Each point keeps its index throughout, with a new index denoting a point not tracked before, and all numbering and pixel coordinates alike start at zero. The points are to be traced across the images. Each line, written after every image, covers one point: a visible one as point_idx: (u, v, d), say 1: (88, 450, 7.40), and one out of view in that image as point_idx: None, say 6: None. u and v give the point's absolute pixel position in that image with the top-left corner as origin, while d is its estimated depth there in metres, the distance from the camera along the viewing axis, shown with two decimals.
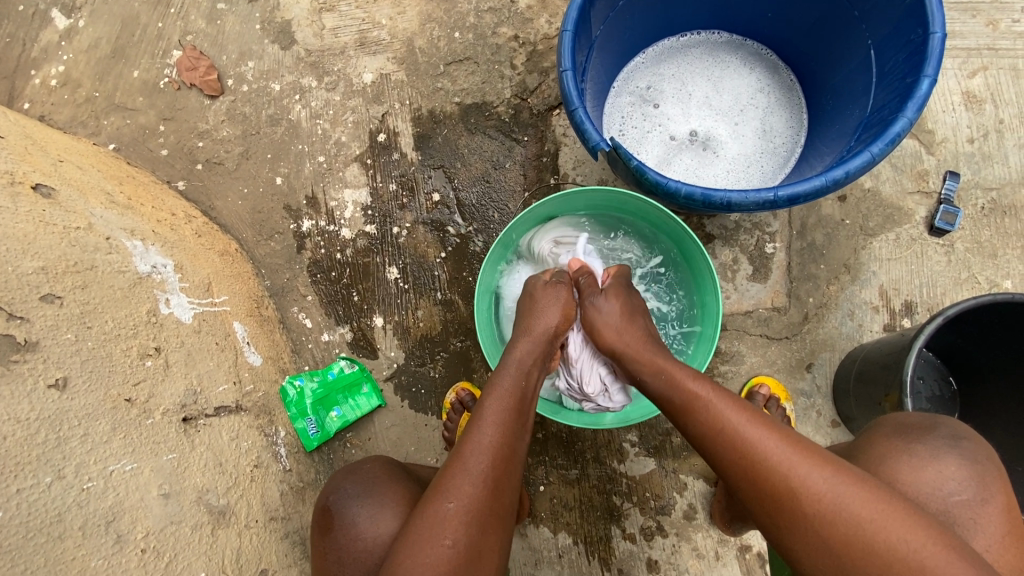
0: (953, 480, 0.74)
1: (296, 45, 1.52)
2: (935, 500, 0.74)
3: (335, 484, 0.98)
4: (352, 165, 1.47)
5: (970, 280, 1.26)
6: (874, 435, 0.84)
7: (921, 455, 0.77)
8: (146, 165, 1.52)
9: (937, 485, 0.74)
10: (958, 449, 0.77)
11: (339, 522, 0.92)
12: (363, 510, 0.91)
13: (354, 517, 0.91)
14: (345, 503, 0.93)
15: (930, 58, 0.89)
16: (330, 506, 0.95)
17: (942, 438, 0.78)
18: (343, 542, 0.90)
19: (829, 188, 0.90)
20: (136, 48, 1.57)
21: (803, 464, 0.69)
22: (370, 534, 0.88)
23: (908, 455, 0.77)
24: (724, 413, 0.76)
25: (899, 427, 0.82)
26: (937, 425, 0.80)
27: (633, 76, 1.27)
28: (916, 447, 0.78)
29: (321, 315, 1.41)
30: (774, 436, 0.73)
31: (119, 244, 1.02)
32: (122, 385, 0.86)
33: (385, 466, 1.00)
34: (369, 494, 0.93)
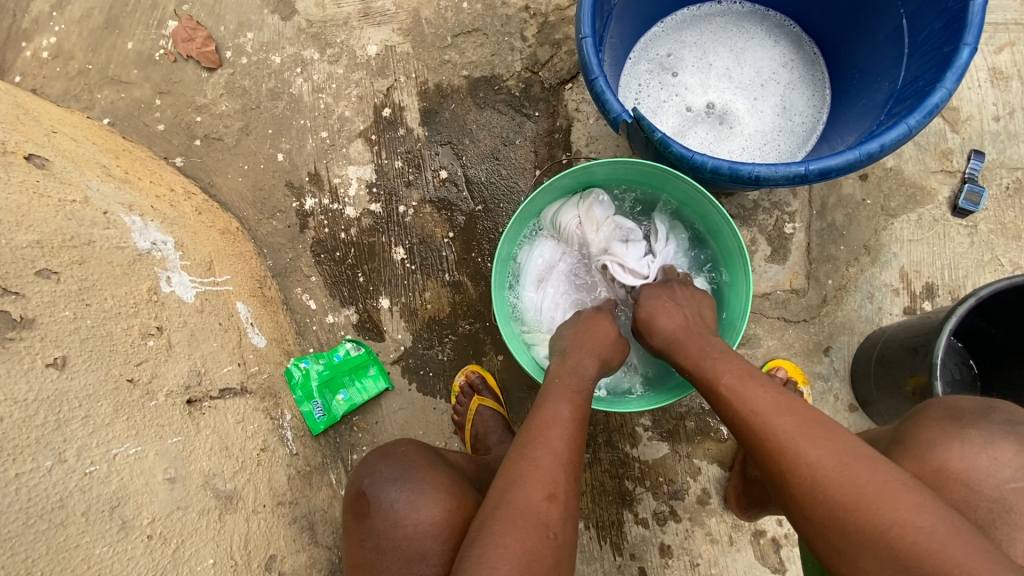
0: (1009, 467, 0.70)
1: (297, 15, 1.46)
2: (989, 487, 0.71)
3: (368, 466, 0.93)
4: (356, 141, 1.42)
5: (992, 262, 1.23)
6: (921, 418, 0.79)
7: (975, 440, 0.72)
8: (143, 140, 1.47)
9: (991, 470, 0.71)
10: (1014, 434, 0.72)
11: (378, 507, 0.88)
12: (405, 494, 0.87)
13: (393, 502, 0.87)
14: (381, 488, 0.89)
15: (969, 27, 0.85)
16: (366, 489, 0.90)
17: (1000, 424, 0.73)
18: (383, 528, 0.86)
19: (862, 162, 0.86)
20: (129, 18, 1.50)
21: (811, 446, 0.68)
22: (416, 518, 0.85)
23: (961, 441, 0.73)
24: (746, 398, 0.76)
25: (950, 411, 0.77)
26: (990, 409, 0.76)
27: (653, 43, 1.22)
28: (969, 434, 0.73)
29: (325, 297, 1.37)
30: (788, 416, 0.72)
31: (117, 219, 0.97)
32: (125, 364, 0.82)
33: (420, 450, 0.96)
34: (409, 479, 0.89)
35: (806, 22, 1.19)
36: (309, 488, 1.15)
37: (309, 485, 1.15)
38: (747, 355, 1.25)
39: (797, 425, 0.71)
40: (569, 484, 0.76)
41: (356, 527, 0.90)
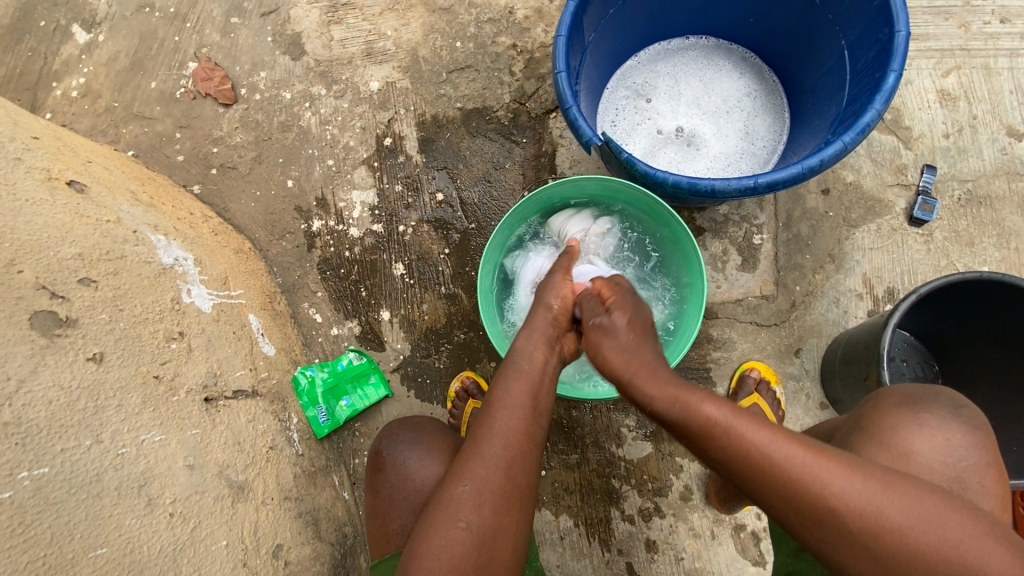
0: (959, 446, 0.77)
1: (306, 56, 1.61)
2: (946, 468, 0.76)
3: (391, 431, 1.10)
4: (359, 168, 1.55)
5: (949, 267, 1.32)
6: (881, 405, 0.84)
7: (930, 423, 0.78)
8: (164, 170, 1.60)
9: (945, 452, 0.77)
10: (959, 417, 0.78)
11: (392, 462, 1.05)
12: (415, 453, 1.04)
13: (405, 460, 1.04)
14: (396, 447, 1.06)
15: (895, 55, 0.96)
16: (384, 450, 1.08)
17: (945, 406, 0.79)
18: (394, 479, 1.03)
19: (805, 175, 0.96)
20: (153, 60, 1.66)
21: (828, 472, 0.67)
22: (420, 475, 1.01)
23: (919, 425, 0.79)
24: (749, 435, 0.70)
25: (907, 398, 0.82)
26: (938, 394, 0.82)
27: (629, 73, 1.35)
28: (924, 417, 0.79)
29: (330, 310, 1.48)
30: (794, 445, 0.69)
31: (144, 237, 1.09)
32: (151, 362, 0.92)
33: (433, 422, 1.13)
34: (419, 441, 1.06)
35: (766, 54, 1.31)
36: (313, 486, 1.23)
37: (313, 484, 1.23)
38: (723, 358, 1.34)
39: (802, 452, 0.69)
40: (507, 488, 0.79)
41: (373, 481, 1.06)
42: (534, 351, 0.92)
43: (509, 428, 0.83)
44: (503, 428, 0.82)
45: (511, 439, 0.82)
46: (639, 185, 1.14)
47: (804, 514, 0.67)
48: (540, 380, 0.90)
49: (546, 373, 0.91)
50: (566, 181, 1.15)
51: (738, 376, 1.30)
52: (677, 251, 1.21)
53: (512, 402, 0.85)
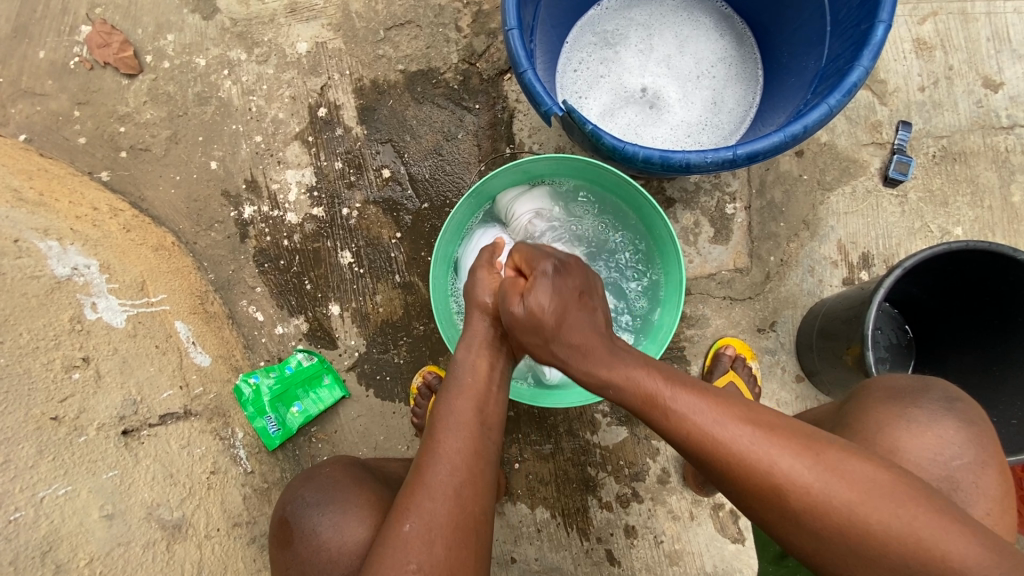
0: (952, 444, 0.73)
1: (219, 14, 1.39)
2: (936, 466, 0.72)
3: (291, 493, 0.94)
4: (292, 144, 1.37)
5: (923, 229, 1.28)
6: (865, 401, 0.80)
7: (919, 419, 0.74)
8: (62, 155, 1.38)
9: (937, 449, 0.72)
10: (954, 411, 0.74)
11: (302, 532, 0.87)
12: (328, 517, 0.86)
13: (316, 526, 0.86)
14: (304, 512, 0.89)
15: (883, 4, 0.86)
16: (290, 517, 0.90)
17: (937, 401, 0.75)
18: (307, 554, 0.85)
19: (788, 144, 0.87)
20: (38, 25, 1.40)
21: (756, 441, 0.65)
22: (338, 539, 0.84)
23: (907, 420, 0.74)
24: (686, 412, 0.69)
25: (891, 392, 0.78)
26: (930, 387, 0.77)
27: (600, 18, 1.21)
28: (914, 412, 0.75)
29: (273, 307, 1.34)
30: (721, 414, 0.68)
31: (30, 247, 0.93)
32: (46, 403, 0.79)
33: (347, 467, 0.96)
34: (331, 500, 0.88)
35: (744, 10, 1.19)
36: (268, 504, 1.12)
37: (267, 502, 1.13)
38: (697, 336, 1.28)
39: (733, 422, 0.67)
40: (448, 517, 0.70)
41: (280, 556, 0.89)
42: (478, 361, 0.83)
43: (458, 445, 0.75)
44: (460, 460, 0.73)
45: (461, 455, 0.74)
46: (604, 164, 1.04)
47: (746, 488, 0.65)
48: (486, 393, 0.81)
49: (494, 381, 0.82)
50: (516, 162, 1.04)
51: (713, 354, 1.25)
52: (646, 227, 1.12)
53: (458, 420, 0.77)
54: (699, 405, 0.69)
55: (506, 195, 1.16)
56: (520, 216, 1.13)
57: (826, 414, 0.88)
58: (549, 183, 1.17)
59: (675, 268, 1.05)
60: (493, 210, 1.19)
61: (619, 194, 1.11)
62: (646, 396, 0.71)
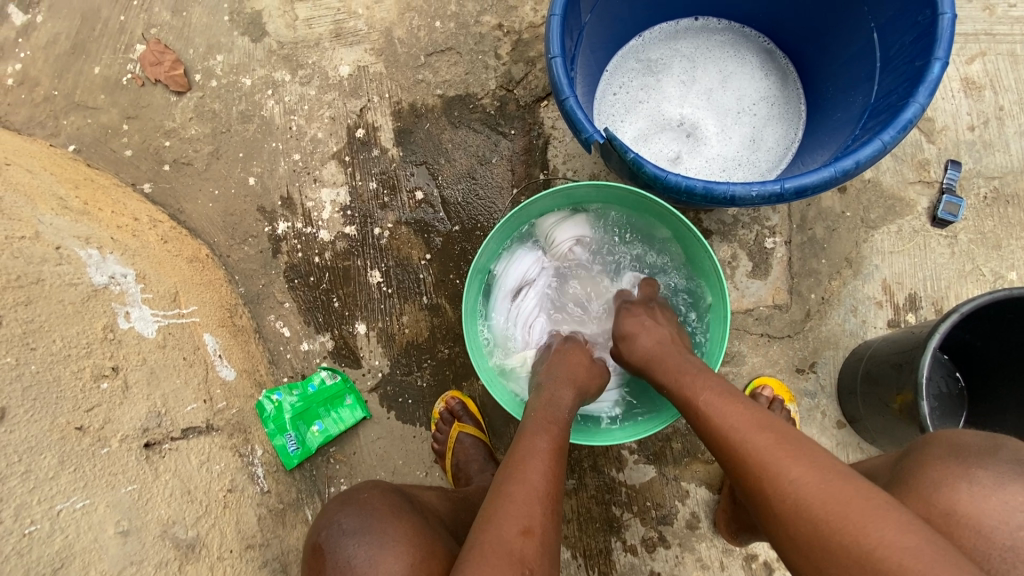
0: (1021, 511, 0.62)
1: (267, 37, 1.43)
2: (1001, 534, 0.62)
3: (327, 516, 0.87)
4: (329, 164, 1.39)
5: (975, 272, 1.22)
6: (924, 455, 0.70)
7: (984, 480, 0.64)
8: (109, 167, 1.42)
9: (1001, 516, 0.62)
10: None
11: (335, 562, 0.81)
12: (364, 551, 0.80)
13: (351, 559, 0.80)
14: (340, 542, 0.82)
15: (940, 42, 0.84)
16: (324, 542, 0.84)
17: (1005, 462, 0.65)
18: None
19: (838, 179, 0.84)
20: (96, 42, 1.46)
21: (784, 458, 0.67)
22: None
23: (968, 481, 0.64)
24: (717, 414, 0.76)
25: (954, 448, 0.68)
26: (998, 445, 0.67)
27: (645, 46, 1.21)
28: (977, 473, 0.65)
29: (299, 323, 1.33)
30: (765, 433, 0.71)
31: (70, 254, 0.94)
32: (73, 412, 0.78)
33: (386, 495, 0.89)
34: (369, 531, 0.81)
35: (791, 48, 1.18)
36: (282, 526, 1.10)
37: (282, 523, 1.10)
38: (731, 374, 1.23)
39: (772, 439, 0.70)
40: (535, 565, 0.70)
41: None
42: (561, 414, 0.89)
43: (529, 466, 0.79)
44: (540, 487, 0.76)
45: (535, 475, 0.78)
46: (656, 197, 1.02)
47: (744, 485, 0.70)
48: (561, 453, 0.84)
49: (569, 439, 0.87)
50: (562, 187, 1.03)
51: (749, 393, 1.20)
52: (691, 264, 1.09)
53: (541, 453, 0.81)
54: (729, 411, 0.76)
55: (547, 220, 1.14)
56: (560, 243, 1.13)
57: (882, 467, 0.79)
58: (592, 210, 1.15)
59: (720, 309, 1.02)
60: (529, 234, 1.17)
61: (665, 227, 1.09)
62: (684, 399, 0.82)
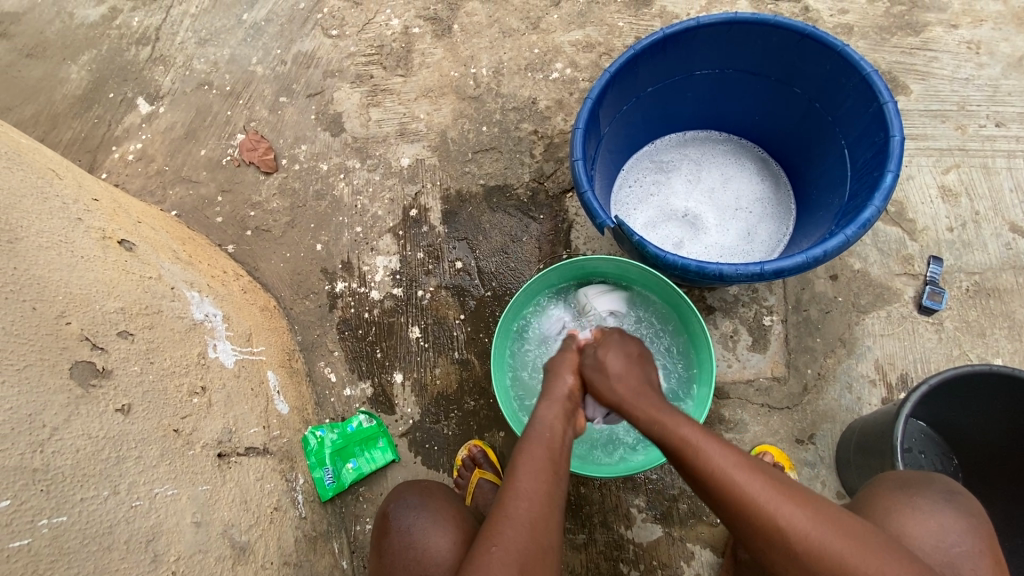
0: (954, 532, 0.80)
1: (344, 133, 1.75)
2: (939, 552, 0.79)
3: (394, 493, 1.04)
4: (385, 236, 1.63)
5: (962, 357, 1.33)
6: (877, 487, 0.88)
7: (922, 506, 0.82)
8: (202, 230, 1.71)
9: (938, 537, 0.79)
10: (953, 503, 0.82)
11: (397, 528, 0.98)
12: (422, 521, 0.97)
13: (410, 526, 0.97)
14: (402, 512, 0.99)
15: (892, 157, 1.03)
16: (389, 513, 1.01)
17: (939, 492, 0.83)
18: (397, 549, 0.96)
19: (810, 264, 1.01)
20: (206, 131, 1.81)
21: (784, 505, 0.77)
22: (428, 542, 0.95)
23: (912, 509, 0.82)
24: (715, 463, 0.81)
25: (901, 482, 0.86)
26: (933, 479, 0.86)
27: (658, 151, 1.45)
28: (918, 502, 0.82)
29: (345, 370, 1.51)
30: (758, 479, 0.80)
31: (180, 294, 1.16)
32: (173, 416, 0.96)
33: (443, 487, 1.07)
34: (427, 506, 1.00)
35: (782, 158, 1.39)
36: (313, 551, 1.21)
37: (313, 549, 1.21)
38: (734, 440, 1.33)
39: (768, 487, 0.79)
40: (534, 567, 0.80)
41: (377, 545, 0.99)
42: (555, 421, 0.95)
43: (533, 488, 0.86)
44: (529, 512, 0.83)
45: (538, 499, 0.85)
46: (679, 291, 1.19)
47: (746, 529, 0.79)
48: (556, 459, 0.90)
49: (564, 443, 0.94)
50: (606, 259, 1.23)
51: None
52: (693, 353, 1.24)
53: (536, 463, 0.88)
54: (724, 458, 0.82)
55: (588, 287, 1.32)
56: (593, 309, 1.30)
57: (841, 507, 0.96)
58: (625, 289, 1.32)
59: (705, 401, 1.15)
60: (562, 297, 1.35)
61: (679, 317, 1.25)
62: (678, 447, 0.85)
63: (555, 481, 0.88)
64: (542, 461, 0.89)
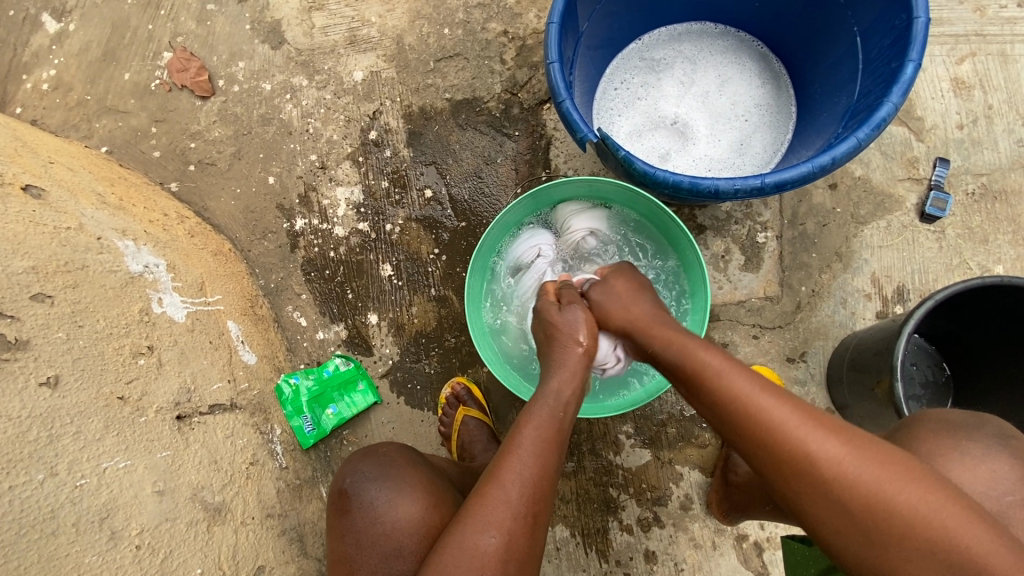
0: (1008, 479, 0.72)
1: (286, 45, 1.52)
2: (989, 501, 0.71)
3: (351, 466, 0.99)
4: (343, 163, 1.47)
5: (961, 266, 1.27)
6: (916, 428, 0.79)
7: (974, 452, 0.74)
8: (139, 167, 1.52)
9: (988, 484, 0.72)
10: (1008, 447, 0.74)
11: (358, 504, 0.93)
12: (383, 493, 0.93)
13: (372, 500, 0.93)
14: (362, 486, 0.94)
15: (914, 44, 0.89)
16: (349, 487, 0.96)
17: (992, 436, 0.75)
18: (362, 525, 0.92)
19: (816, 174, 0.90)
20: (126, 50, 1.56)
21: (815, 435, 0.68)
22: (393, 515, 0.90)
23: (960, 454, 0.74)
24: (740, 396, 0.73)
25: (944, 424, 0.77)
26: (984, 422, 0.77)
27: (648, 47, 1.27)
28: (968, 446, 0.74)
29: (315, 314, 1.41)
30: (788, 407, 0.71)
31: (110, 244, 1.03)
32: (115, 383, 0.88)
33: (401, 451, 1.02)
34: (387, 478, 0.94)
35: (783, 53, 1.24)
36: (298, 500, 1.18)
37: (298, 498, 1.18)
38: None
39: (799, 413, 0.70)
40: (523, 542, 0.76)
41: (337, 522, 0.95)
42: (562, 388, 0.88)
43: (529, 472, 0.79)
44: (533, 476, 0.78)
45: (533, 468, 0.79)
46: (669, 212, 1.08)
47: (779, 455, 0.68)
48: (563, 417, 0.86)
49: (569, 412, 0.87)
50: (583, 179, 1.10)
51: None
52: (687, 277, 1.16)
53: (534, 443, 0.81)
54: (750, 380, 0.74)
55: (567, 207, 1.21)
56: (574, 232, 1.19)
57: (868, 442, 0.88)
58: (608, 209, 1.21)
59: (699, 327, 1.09)
60: (542, 218, 1.25)
61: (670, 238, 1.16)
62: (697, 368, 0.78)
63: (556, 460, 0.82)
64: (545, 434, 0.83)
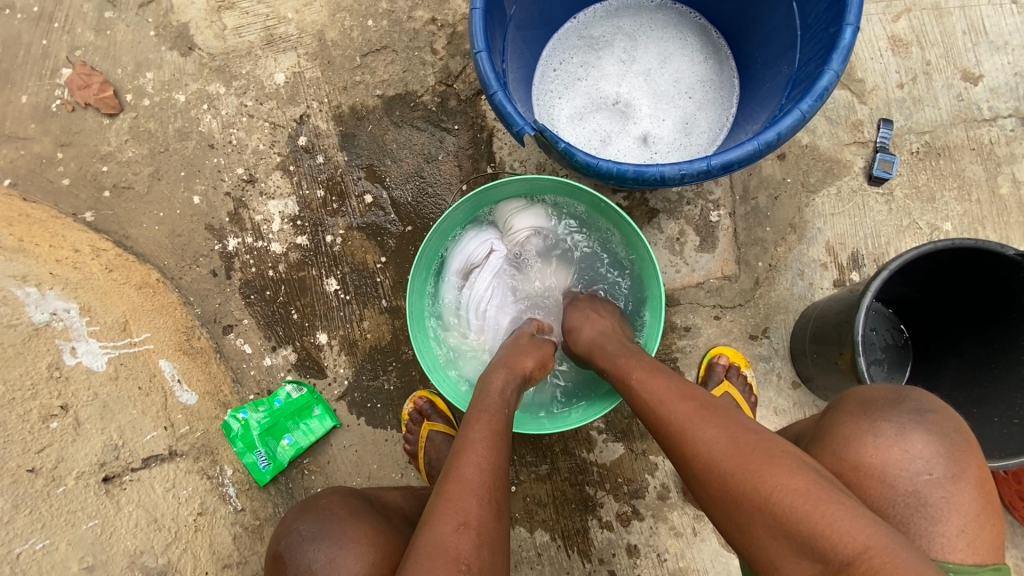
0: (922, 459, 0.71)
1: (196, 50, 1.39)
2: (903, 481, 0.71)
3: (287, 525, 0.92)
4: (274, 174, 1.37)
5: (911, 226, 1.27)
6: (837, 413, 0.79)
7: (887, 433, 0.73)
8: (47, 198, 1.38)
9: (902, 464, 0.71)
10: (925, 423, 0.73)
11: (295, 568, 0.86)
12: (324, 552, 0.85)
13: (311, 563, 0.85)
14: (299, 548, 0.87)
15: (849, 7, 0.86)
16: (285, 551, 0.89)
17: (907, 413, 0.74)
18: None
19: (762, 151, 0.86)
20: (21, 70, 1.41)
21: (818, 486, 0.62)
22: None
23: (873, 435, 0.73)
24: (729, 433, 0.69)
25: (864, 404, 0.77)
26: (902, 399, 0.76)
27: (586, 24, 1.21)
28: (882, 427, 0.73)
29: (259, 339, 1.32)
30: (784, 453, 0.66)
31: (7, 296, 0.98)
32: (23, 455, 0.87)
33: (345, 500, 0.95)
34: (330, 536, 0.87)
35: (722, 24, 1.19)
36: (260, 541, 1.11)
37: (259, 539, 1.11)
38: (688, 346, 1.26)
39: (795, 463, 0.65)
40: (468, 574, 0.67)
41: None
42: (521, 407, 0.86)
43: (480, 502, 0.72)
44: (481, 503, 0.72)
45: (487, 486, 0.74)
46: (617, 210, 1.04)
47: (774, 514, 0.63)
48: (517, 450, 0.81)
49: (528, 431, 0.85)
50: (523, 177, 1.04)
51: (706, 364, 1.23)
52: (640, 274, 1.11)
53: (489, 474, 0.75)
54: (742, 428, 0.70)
55: (510, 204, 1.15)
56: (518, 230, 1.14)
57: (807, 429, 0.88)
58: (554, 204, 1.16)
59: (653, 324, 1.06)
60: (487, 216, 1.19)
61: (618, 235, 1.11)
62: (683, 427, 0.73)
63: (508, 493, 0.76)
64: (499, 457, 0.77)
